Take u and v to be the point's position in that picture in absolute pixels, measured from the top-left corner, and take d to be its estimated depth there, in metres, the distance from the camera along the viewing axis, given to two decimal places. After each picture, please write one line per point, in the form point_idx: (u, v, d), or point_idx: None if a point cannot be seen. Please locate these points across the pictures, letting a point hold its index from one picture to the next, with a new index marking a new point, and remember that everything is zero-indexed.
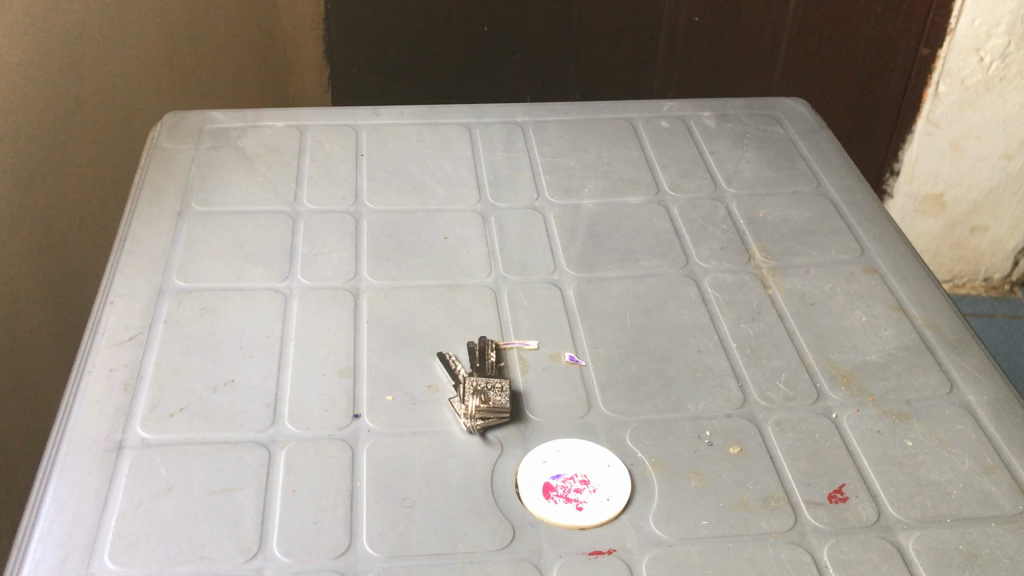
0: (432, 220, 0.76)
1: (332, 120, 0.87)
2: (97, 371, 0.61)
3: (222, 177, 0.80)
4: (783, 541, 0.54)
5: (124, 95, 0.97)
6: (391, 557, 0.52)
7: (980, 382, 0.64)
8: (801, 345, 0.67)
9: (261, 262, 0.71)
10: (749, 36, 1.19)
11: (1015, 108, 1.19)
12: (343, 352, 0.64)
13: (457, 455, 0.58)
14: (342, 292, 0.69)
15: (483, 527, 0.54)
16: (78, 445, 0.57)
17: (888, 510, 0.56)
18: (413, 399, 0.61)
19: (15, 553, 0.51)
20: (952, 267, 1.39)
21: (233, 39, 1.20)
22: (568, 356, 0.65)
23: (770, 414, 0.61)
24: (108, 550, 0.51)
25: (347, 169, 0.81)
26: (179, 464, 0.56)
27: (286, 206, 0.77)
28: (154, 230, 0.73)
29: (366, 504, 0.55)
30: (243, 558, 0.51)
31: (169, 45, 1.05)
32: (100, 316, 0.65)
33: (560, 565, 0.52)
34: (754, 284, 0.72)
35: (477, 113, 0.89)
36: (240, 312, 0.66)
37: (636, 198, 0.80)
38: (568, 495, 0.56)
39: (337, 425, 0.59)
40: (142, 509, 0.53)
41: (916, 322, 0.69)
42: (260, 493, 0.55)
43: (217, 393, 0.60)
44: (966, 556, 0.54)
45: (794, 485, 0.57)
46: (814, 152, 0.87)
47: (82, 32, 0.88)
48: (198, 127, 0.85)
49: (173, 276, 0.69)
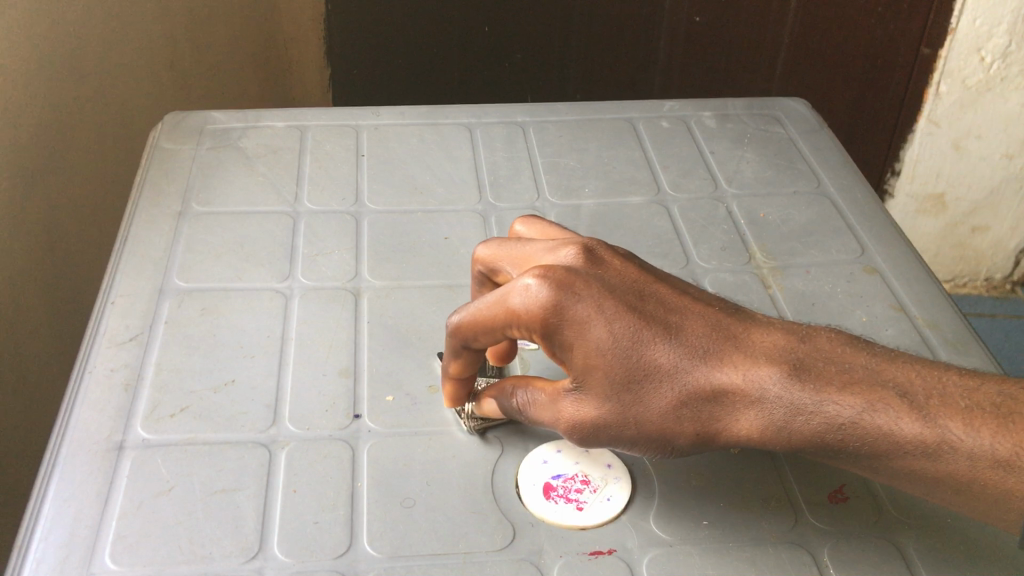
0: (433, 220, 0.76)
1: (332, 120, 0.87)
2: (98, 370, 0.61)
3: (222, 177, 0.80)
4: (784, 541, 0.54)
5: (124, 96, 0.97)
6: (391, 557, 0.52)
7: None
8: None
9: (262, 262, 0.71)
10: (750, 35, 1.18)
11: (1016, 108, 1.18)
12: (343, 353, 0.64)
13: (457, 455, 0.58)
14: (343, 292, 0.69)
15: (483, 527, 0.54)
16: (79, 446, 0.57)
17: (888, 510, 0.56)
18: (414, 399, 0.61)
19: (15, 554, 0.51)
20: (953, 267, 1.40)
21: (234, 40, 1.20)
22: None
23: None
24: (108, 550, 0.51)
25: (348, 170, 0.81)
26: (180, 464, 0.56)
27: (286, 206, 0.77)
28: (155, 230, 0.73)
29: (366, 504, 0.55)
30: (243, 558, 0.51)
31: (170, 45, 1.05)
32: (101, 316, 0.65)
33: (561, 565, 0.52)
34: (754, 284, 0.72)
35: (477, 114, 0.90)
36: (240, 312, 0.66)
37: (637, 199, 0.80)
38: (568, 495, 0.56)
39: (338, 425, 0.59)
40: (142, 509, 0.53)
41: (916, 322, 0.69)
42: (261, 493, 0.55)
43: (217, 393, 0.60)
44: (966, 556, 0.54)
45: (794, 485, 0.57)
46: (814, 153, 0.87)
47: (82, 34, 0.89)
48: (198, 127, 0.85)
49: (173, 276, 0.69)
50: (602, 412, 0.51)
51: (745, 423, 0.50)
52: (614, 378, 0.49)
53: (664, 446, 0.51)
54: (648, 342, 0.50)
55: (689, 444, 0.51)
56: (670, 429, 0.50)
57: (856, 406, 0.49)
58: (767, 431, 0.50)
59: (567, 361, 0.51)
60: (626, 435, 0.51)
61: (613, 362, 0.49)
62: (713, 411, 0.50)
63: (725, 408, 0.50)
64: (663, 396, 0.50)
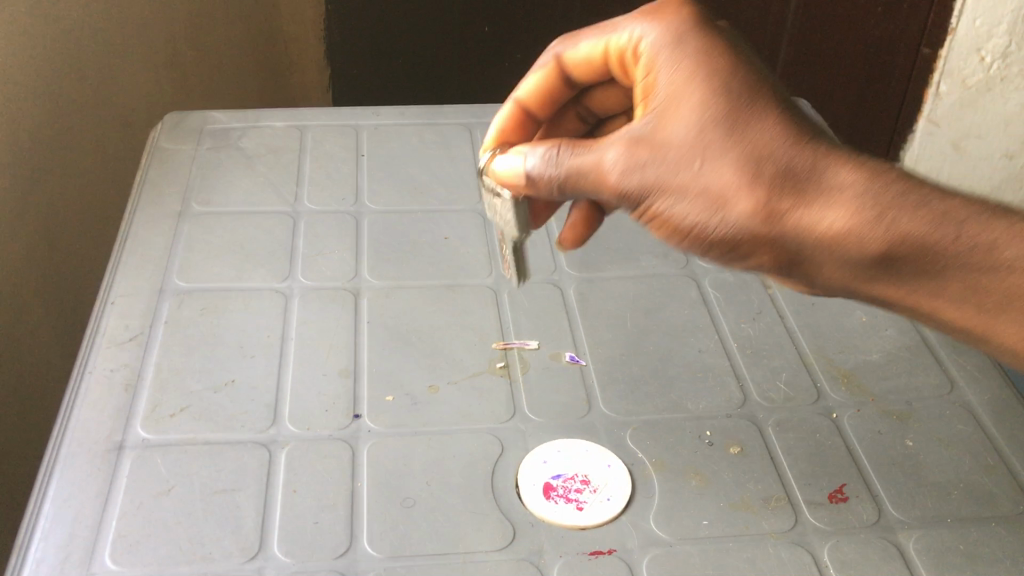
0: (433, 220, 0.76)
1: (333, 121, 0.87)
2: (98, 371, 0.61)
3: (222, 177, 0.80)
4: (784, 541, 0.54)
5: (124, 96, 0.97)
6: (391, 557, 0.52)
7: (979, 382, 0.65)
8: (801, 345, 0.67)
9: (262, 262, 0.71)
10: None
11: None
12: (344, 353, 0.64)
13: (457, 455, 0.58)
14: (343, 292, 0.69)
15: (483, 526, 0.54)
16: (79, 446, 0.57)
17: (888, 509, 0.56)
18: (413, 399, 0.61)
19: (15, 554, 0.51)
20: None
21: (234, 41, 1.20)
22: (568, 356, 0.65)
23: (770, 415, 0.62)
24: (108, 550, 0.51)
25: (348, 170, 0.81)
26: (180, 464, 0.56)
27: (286, 206, 0.77)
28: (155, 230, 0.73)
29: (366, 504, 0.55)
30: (243, 558, 0.51)
31: (170, 46, 1.05)
32: (100, 316, 0.65)
33: (561, 565, 0.52)
34: (755, 284, 0.72)
35: (477, 114, 0.90)
36: (240, 312, 0.66)
37: None
38: (568, 495, 0.56)
39: (338, 425, 0.59)
40: (142, 509, 0.53)
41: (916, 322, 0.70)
42: (261, 493, 0.55)
43: (217, 393, 0.60)
44: (966, 556, 0.54)
45: (794, 485, 0.57)
46: None
47: (82, 34, 0.89)
48: (198, 127, 0.85)
49: (173, 276, 0.69)
50: (680, 142, 0.49)
51: (826, 213, 0.46)
52: (714, 99, 0.49)
53: (723, 208, 0.48)
54: (766, 108, 0.49)
55: (760, 226, 0.47)
56: (749, 196, 0.47)
57: (932, 210, 0.46)
58: (848, 224, 0.46)
59: (657, 92, 0.52)
60: (685, 185, 0.48)
61: (717, 93, 0.49)
62: (802, 175, 0.46)
63: (818, 186, 0.46)
64: (753, 145, 0.47)
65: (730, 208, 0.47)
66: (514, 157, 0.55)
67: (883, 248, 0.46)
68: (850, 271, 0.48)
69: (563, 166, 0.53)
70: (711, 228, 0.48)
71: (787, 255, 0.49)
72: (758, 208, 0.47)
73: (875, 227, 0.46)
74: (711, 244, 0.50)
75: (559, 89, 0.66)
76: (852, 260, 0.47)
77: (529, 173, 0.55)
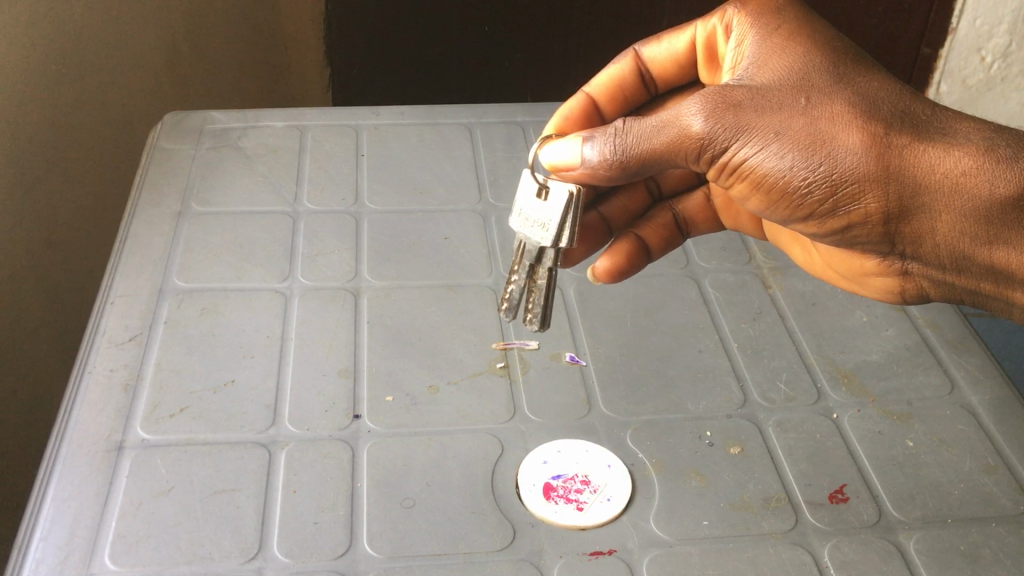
0: (433, 220, 0.76)
1: (332, 120, 0.87)
2: (98, 370, 0.61)
3: (221, 177, 0.80)
4: (784, 541, 0.54)
5: (123, 97, 0.97)
6: (391, 557, 0.52)
7: (979, 382, 0.65)
8: (802, 345, 0.67)
9: (262, 262, 0.71)
10: None
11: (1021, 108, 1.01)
12: (343, 353, 0.64)
13: (457, 455, 0.58)
14: (343, 292, 0.69)
15: (483, 526, 0.54)
16: (79, 446, 0.57)
17: (888, 510, 0.56)
18: (413, 399, 0.61)
19: (15, 554, 0.51)
20: None
21: (233, 41, 1.20)
22: (568, 356, 0.65)
23: (770, 415, 0.61)
24: (108, 551, 0.51)
25: (347, 170, 0.81)
26: (180, 465, 0.56)
27: (286, 206, 0.77)
28: (155, 231, 0.73)
29: (366, 504, 0.55)
30: (243, 559, 0.51)
31: (169, 46, 1.05)
32: (100, 316, 0.65)
33: (561, 565, 0.52)
34: (755, 284, 0.72)
35: (477, 114, 0.89)
36: (240, 312, 0.66)
37: None
38: (568, 495, 0.56)
39: (337, 425, 0.59)
40: (142, 509, 0.53)
41: (916, 322, 0.69)
42: (261, 494, 0.55)
43: (217, 393, 0.60)
44: (966, 556, 0.54)
45: (794, 485, 0.57)
46: None
47: (81, 34, 0.88)
48: (198, 127, 0.85)
49: (173, 276, 0.69)
50: (780, 87, 0.49)
51: (932, 156, 0.46)
52: (815, 50, 0.50)
53: (833, 143, 0.47)
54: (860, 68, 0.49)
55: (869, 171, 0.47)
56: (855, 141, 0.47)
57: None
58: (956, 170, 0.46)
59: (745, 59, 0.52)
60: (789, 122, 0.47)
61: (819, 46, 0.50)
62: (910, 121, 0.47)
63: (922, 136, 0.47)
64: (860, 89, 0.48)
65: (839, 142, 0.47)
66: (569, 145, 0.54)
67: (1001, 186, 0.46)
68: (965, 219, 0.47)
69: (634, 130, 0.51)
70: (816, 165, 0.47)
71: (895, 198, 0.47)
72: (868, 140, 0.46)
73: (991, 161, 0.46)
74: (812, 189, 0.48)
75: (633, 88, 0.63)
76: (963, 207, 0.47)
77: (590, 159, 0.52)
